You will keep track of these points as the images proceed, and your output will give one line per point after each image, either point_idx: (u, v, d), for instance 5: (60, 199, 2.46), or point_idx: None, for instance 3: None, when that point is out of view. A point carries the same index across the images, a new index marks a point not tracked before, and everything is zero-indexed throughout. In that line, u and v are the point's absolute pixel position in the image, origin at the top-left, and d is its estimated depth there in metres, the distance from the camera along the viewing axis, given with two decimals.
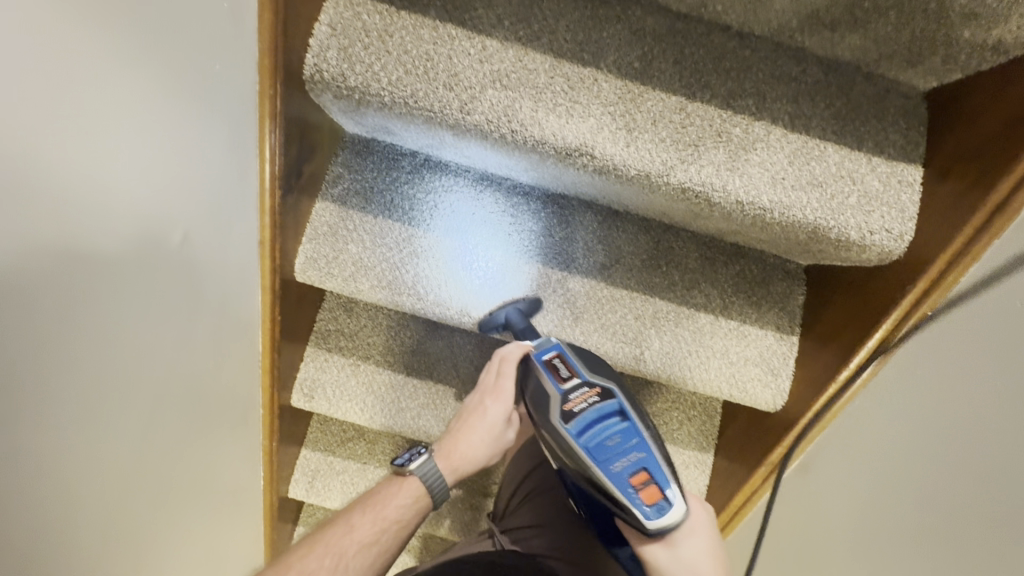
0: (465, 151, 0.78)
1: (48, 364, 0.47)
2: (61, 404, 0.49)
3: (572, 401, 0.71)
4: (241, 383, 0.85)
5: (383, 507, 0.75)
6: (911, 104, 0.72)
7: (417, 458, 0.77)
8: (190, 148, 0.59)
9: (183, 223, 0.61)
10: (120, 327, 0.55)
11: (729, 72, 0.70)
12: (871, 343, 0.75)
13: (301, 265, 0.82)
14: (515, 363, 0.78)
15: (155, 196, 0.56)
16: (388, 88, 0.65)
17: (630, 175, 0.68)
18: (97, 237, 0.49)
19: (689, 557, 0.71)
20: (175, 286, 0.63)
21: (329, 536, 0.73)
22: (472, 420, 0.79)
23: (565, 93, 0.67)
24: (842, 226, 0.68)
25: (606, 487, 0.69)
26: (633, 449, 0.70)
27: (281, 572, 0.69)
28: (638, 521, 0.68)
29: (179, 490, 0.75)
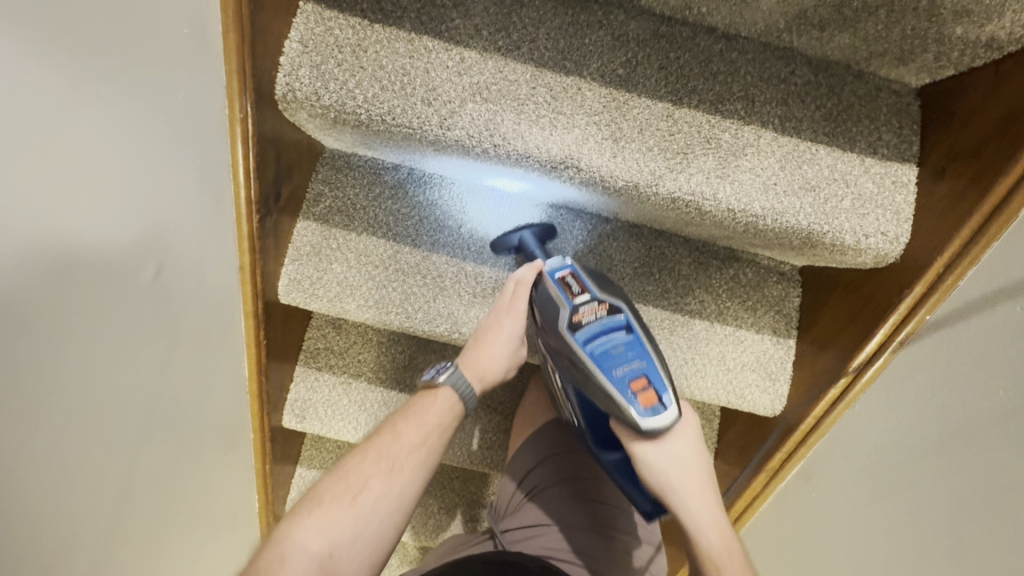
0: (464, 165, 0.76)
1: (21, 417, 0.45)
2: (35, 455, 0.47)
3: (581, 313, 0.65)
4: (229, 408, 0.83)
5: (425, 414, 0.68)
6: (903, 102, 0.70)
7: (444, 372, 0.70)
8: (158, 177, 0.57)
9: (158, 253, 0.58)
10: (95, 368, 0.53)
11: (717, 75, 0.68)
12: (871, 346, 0.74)
13: (285, 287, 0.79)
14: (531, 286, 0.70)
15: (129, 229, 0.54)
16: (365, 105, 0.63)
17: (618, 186, 0.66)
18: (70, 280, 0.47)
19: (679, 457, 0.65)
20: (152, 320, 0.60)
21: (375, 442, 0.66)
22: (489, 336, 0.71)
23: (548, 104, 0.65)
24: (836, 231, 0.67)
25: (607, 397, 0.63)
26: (636, 359, 0.64)
27: (334, 485, 0.63)
28: (631, 424, 0.62)
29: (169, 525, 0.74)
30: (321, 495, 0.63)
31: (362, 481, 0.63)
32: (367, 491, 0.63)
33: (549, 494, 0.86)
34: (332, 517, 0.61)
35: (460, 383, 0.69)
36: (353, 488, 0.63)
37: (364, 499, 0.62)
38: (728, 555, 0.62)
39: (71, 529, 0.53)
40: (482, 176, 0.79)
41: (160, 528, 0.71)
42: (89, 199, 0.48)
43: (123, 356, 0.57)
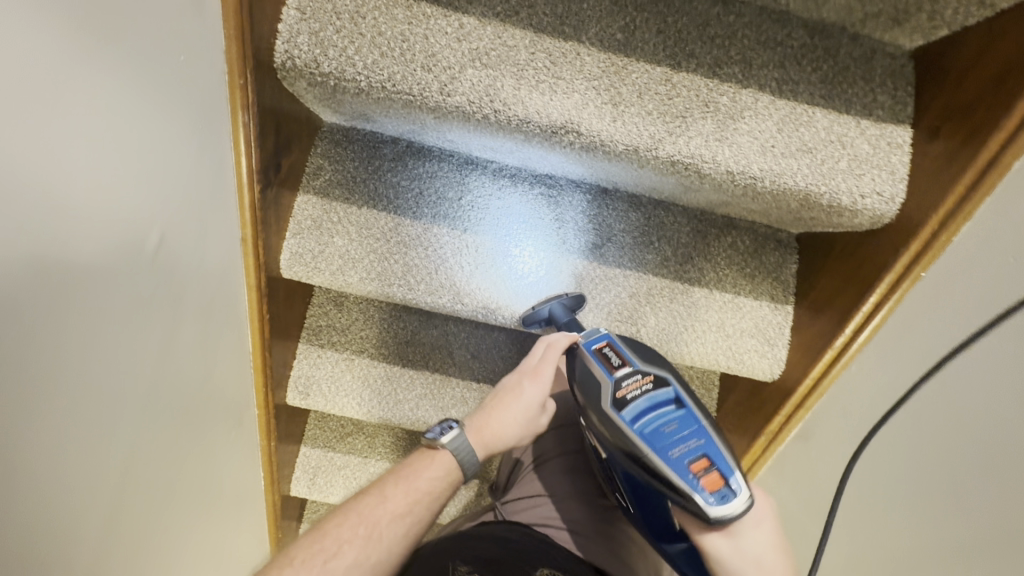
0: (487, 144, 0.76)
1: (37, 377, 0.45)
2: (50, 418, 0.48)
3: (625, 388, 0.66)
4: (234, 385, 0.83)
5: (415, 479, 0.68)
6: (898, 64, 0.71)
7: (449, 432, 0.70)
8: (162, 144, 0.57)
9: (160, 221, 0.58)
10: (109, 333, 0.54)
11: (715, 39, 0.68)
12: (866, 307, 0.75)
13: (288, 261, 0.80)
14: (561, 351, 0.72)
15: (131, 195, 0.54)
16: (364, 72, 0.63)
17: (618, 150, 0.66)
18: (74, 242, 0.47)
19: (753, 550, 0.61)
20: (159, 289, 0.61)
21: (358, 506, 0.65)
22: (507, 399, 0.73)
23: (548, 69, 0.65)
24: (834, 191, 0.67)
25: (667, 481, 0.61)
26: (692, 437, 0.63)
27: (306, 550, 0.61)
28: (697, 512, 0.60)
29: (178, 497, 0.74)
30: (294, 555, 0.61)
31: (339, 546, 0.62)
32: (340, 558, 0.61)
33: (553, 466, 0.87)
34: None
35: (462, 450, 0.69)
36: (329, 551, 0.61)
37: (337, 564, 0.61)
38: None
39: (83, 494, 0.54)
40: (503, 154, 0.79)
41: (169, 500, 0.72)
42: (92, 162, 0.48)
43: (130, 324, 0.57)
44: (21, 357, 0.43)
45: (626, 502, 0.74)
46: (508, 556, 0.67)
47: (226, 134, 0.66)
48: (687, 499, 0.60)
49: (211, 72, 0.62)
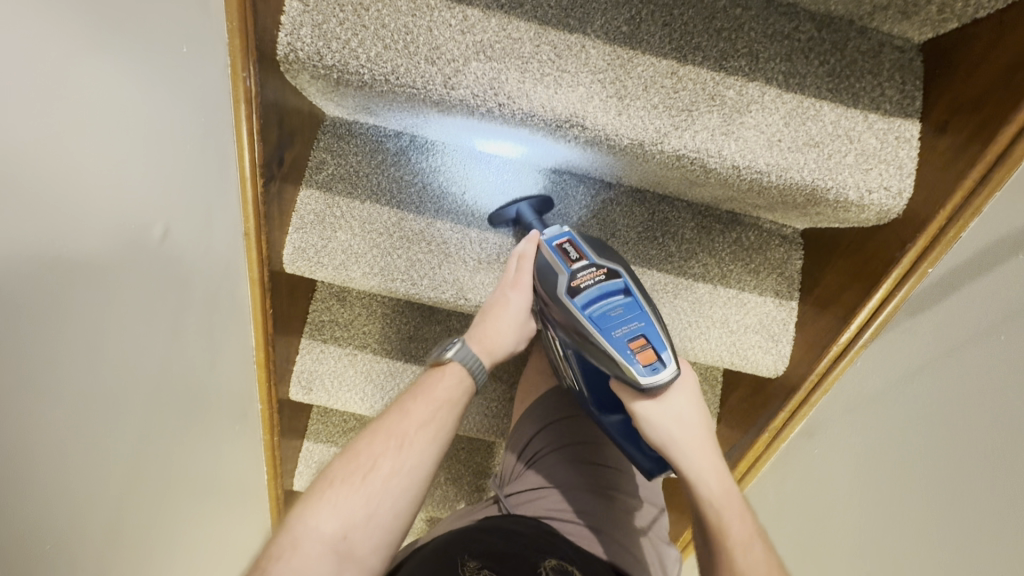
0: (453, 128, 0.75)
1: (45, 371, 0.45)
2: (58, 411, 0.48)
3: (580, 278, 0.66)
4: (238, 379, 0.84)
5: (433, 390, 0.67)
6: (906, 58, 0.70)
7: (451, 347, 0.69)
8: (167, 136, 0.57)
9: (164, 214, 0.58)
10: (115, 326, 0.54)
11: (721, 32, 0.67)
12: (872, 302, 0.74)
13: (291, 256, 0.79)
14: (533, 260, 0.71)
15: (136, 187, 0.53)
16: (367, 65, 0.62)
17: (623, 144, 0.66)
18: (79, 237, 0.47)
19: (678, 414, 0.66)
20: (165, 282, 0.61)
21: (385, 422, 0.64)
22: (495, 309, 0.71)
23: (553, 62, 0.65)
24: (841, 186, 0.67)
25: (608, 356, 0.63)
26: (635, 319, 0.64)
27: (342, 468, 0.61)
28: (631, 383, 0.63)
29: (184, 490, 0.74)
30: (332, 476, 0.60)
31: (374, 460, 0.61)
32: (378, 470, 0.60)
33: (555, 457, 0.86)
34: (344, 500, 0.58)
35: (467, 360, 0.69)
36: (365, 467, 0.60)
37: (376, 479, 0.60)
38: (730, 501, 0.63)
39: (89, 487, 0.54)
40: (473, 138, 0.78)
41: (175, 494, 0.72)
42: (98, 156, 0.48)
43: (133, 318, 0.56)
44: (27, 351, 0.43)
45: (566, 377, 0.77)
46: (511, 548, 0.67)
47: (229, 126, 0.66)
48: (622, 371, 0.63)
49: (214, 64, 0.61)
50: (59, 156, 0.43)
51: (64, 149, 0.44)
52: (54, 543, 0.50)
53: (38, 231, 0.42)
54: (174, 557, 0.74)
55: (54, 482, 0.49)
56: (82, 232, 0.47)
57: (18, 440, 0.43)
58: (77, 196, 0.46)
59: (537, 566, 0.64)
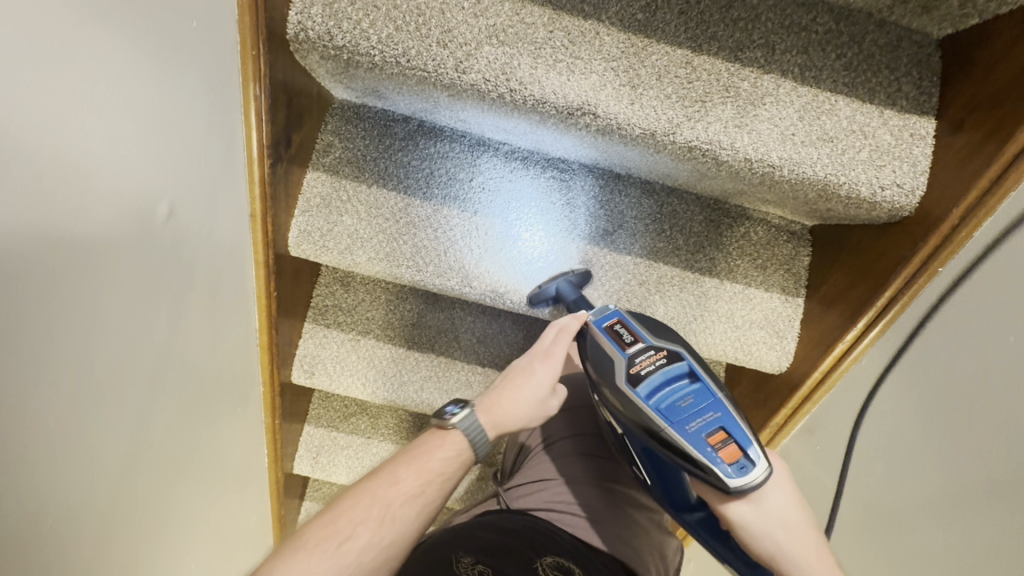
0: (464, 117, 0.75)
1: (46, 343, 0.45)
2: (60, 384, 0.48)
3: (638, 364, 0.65)
4: (240, 361, 0.83)
5: (427, 459, 0.66)
6: (925, 53, 0.69)
7: (460, 412, 0.68)
8: (174, 113, 0.56)
9: (169, 192, 0.58)
10: (117, 303, 0.53)
11: (738, 22, 0.66)
12: (881, 302, 0.74)
13: (296, 239, 0.79)
14: (574, 335, 0.70)
15: (141, 165, 0.53)
16: (378, 46, 0.61)
17: (634, 134, 0.65)
18: (82, 212, 0.46)
19: (780, 516, 0.58)
20: (168, 261, 0.60)
21: (371, 487, 0.64)
22: (518, 379, 0.71)
23: (566, 48, 0.64)
24: (853, 182, 0.66)
25: (686, 455, 0.60)
26: (708, 410, 0.62)
27: (320, 533, 0.60)
28: (717, 484, 0.59)
29: (182, 470, 0.75)
30: (309, 541, 0.59)
31: (352, 527, 0.61)
32: (354, 540, 0.60)
33: (557, 449, 0.87)
34: (316, 565, 0.57)
35: (473, 430, 0.67)
36: (343, 534, 0.60)
37: (351, 547, 0.60)
38: None
39: (88, 464, 0.54)
40: (482, 128, 0.78)
41: (174, 473, 0.72)
42: (102, 130, 0.47)
43: (135, 297, 0.56)
44: (28, 324, 0.43)
45: (640, 474, 0.74)
46: (508, 542, 0.68)
47: (237, 105, 0.65)
48: (704, 470, 0.59)
49: (223, 41, 0.60)
50: (65, 128, 0.43)
51: (69, 122, 0.43)
52: (52, 517, 0.50)
53: (41, 203, 0.42)
54: (172, 536, 0.74)
55: (51, 457, 0.48)
56: (84, 206, 0.47)
57: (17, 413, 0.43)
58: (82, 170, 0.46)
59: (534, 563, 0.65)
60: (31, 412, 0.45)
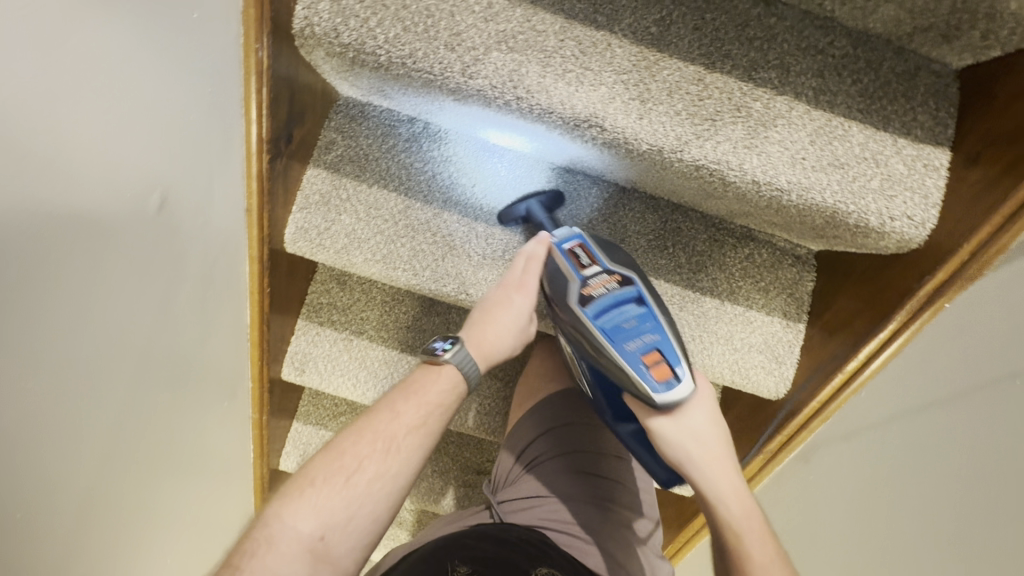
0: (463, 117, 0.73)
1: (29, 337, 0.44)
2: (42, 379, 0.46)
3: (591, 286, 0.64)
4: (229, 356, 0.82)
5: (424, 393, 0.64)
6: (943, 83, 0.67)
7: (451, 347, 0.66)
8: (170, 104, 0.55)
9: (161, 182, 0.57)
10: (103, 297, 0.52)
11: (753, 41, 0.65)
12: (883, 333, 0.72)
13: (292, 236, 0.78)
14: (542, 262, 0.67)
15: (136, 154, 0.52)
16: (385, 46, 0.60)
17: (641, 149, 0.64)
18: (73, 203, 0.45)
19: (696, 431, 0.64)
20: (159, 254, 0.59)
21: (372, 422, 0.62)
22: (497, 310, 0.67)
23: (576, 58, 0.62)
24: (862, 211, 0.65)
25: (621, 372, 0.61)
26: (649, 331, 0.62)
27: (329, 467, 0.60)
28: (644, 399, 0.61)
29: (165, 466, 0.73)
30: (317, 475, 0.59)
31: (356, 459, 0.60)
32: (361, 472, 0.60)
33: (552, 466, 0.83)
34: (328, 498, 0.58)
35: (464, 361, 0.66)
36: (348, 469, 0.59)
37: (357, 481, 0.59)
38: (746, 518, 0.62)
39: (65, 459, 0.52)
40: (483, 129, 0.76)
41: (156, 467, 0.71)
42: (97, 119, 0.46)
43: (124, 289, 0.55)
44: (10, 319, 0.42)
45: (581, 383, 0.74)
46: (504, 553, 0.70)
47: (237, 96, 0.64)
48: (636, 385, 0.61)
49: (224, 32, 0.59)
50: (55, 117, 0.42)
51: (63, 109, 0.42)
52: (26, 514, 0.48)
53: (32, 191, 0.41)
54: (152, 529, 0.73)
55: (29, 452, 0.47)
56: (75, 197, 0.45)
57: None
58: (77, 159, 0.45)
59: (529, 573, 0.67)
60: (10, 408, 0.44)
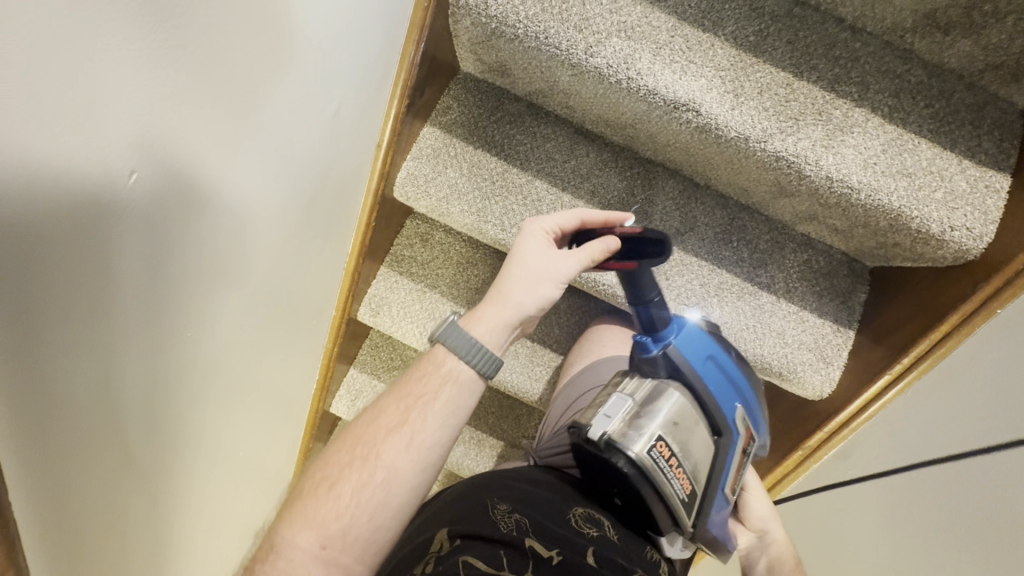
0: (582, 79, 0.75)
1: (204, 173, 0.54)
2: (203, 216, 0.56)
3: None
4: (327, 279, 0.92)
5: (415, 392, 0.66)
6: (1010, 119, 0.74)
7: (445, 330, 0.68)
8: (335, 29, 0.67)
9: (336, 97, 0.73)
10: (251, 167, 0.62)
11: (838, 59, 0.74)
12: (930, 340, 0.78)
13: (402, 180, 0.89)
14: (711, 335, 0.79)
15: (304, 58, 0.64)
16: (524, 21, 0.72)
17: (729, 136, 0.72)
18: (252, 72, 0.57)
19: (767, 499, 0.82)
20: (294, 153, 0.69)
21: (358, 430, 0.65)
22: (495, 294, 0.70)
23: (683, 52, 0.73)
24: (924, 217, 0.71)
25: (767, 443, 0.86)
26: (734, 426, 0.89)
27: (341, 468, 0.62)
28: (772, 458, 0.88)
29: (259, 359, 0.81)
30: (326, 485, 0.61)
31: (375, 467, 0.62)
32: (345, 481, 0.61)
33: None
34: (349, 505, 0.60)
35: (472, 355, 0.66)
36: (332, 477, 0.62)
37: (341, 488, 0.61)
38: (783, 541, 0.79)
39: (205, 302, 0.62)
40: (599, 93, 0.77)
41: (253, 354, 0.79)
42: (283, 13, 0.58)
43: (267, 173, 0.65)
44: (195, 147, 0.51)
45: (729, 488, 0.74)
46: (542, 492, 0.70)
47: (398, 51, 0.81)
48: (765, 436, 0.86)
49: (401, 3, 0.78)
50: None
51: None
52: (177, 331, 0.58)
53: (228, 45, 0.52)
54: (244, 407, 0.82)
55: (187, 277, 0.57)
56: (253, 70, 0.57)
57: (172, 218, 0.51)
58: (261, 39, 0.56)
59: (568, 514, 0.67)
60: (181, 226, 0.53)
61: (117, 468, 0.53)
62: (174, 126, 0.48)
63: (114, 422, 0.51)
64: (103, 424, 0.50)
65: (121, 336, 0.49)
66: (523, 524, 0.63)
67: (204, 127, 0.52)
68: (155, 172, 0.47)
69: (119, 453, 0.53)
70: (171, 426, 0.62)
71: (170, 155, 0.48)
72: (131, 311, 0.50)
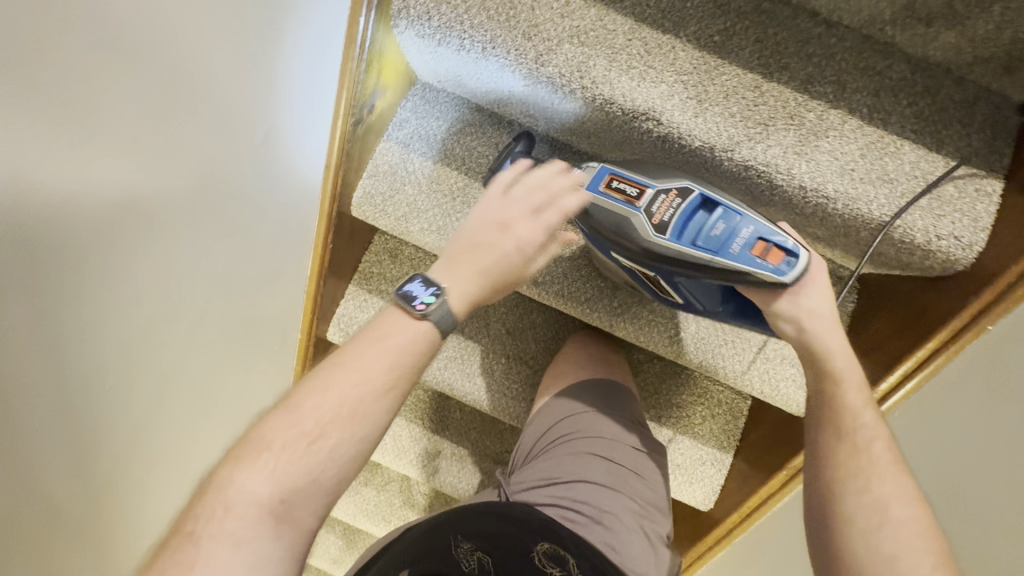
0: (531, 88, 0.71)
1: (124, 227, 0.52)
2: (126, 266, 0.53)
3: (655, 214, 0.63)
4: (285, 302, 0.91)
5: (395, 344, 0.54)
6: (1001, 114, 0.67)
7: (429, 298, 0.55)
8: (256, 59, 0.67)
9: (257, 123, 0.70)
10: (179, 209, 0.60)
11: (811, 57, 0.68)
12: (920, 352, 0.73)
13: (358, 200, 0.85)
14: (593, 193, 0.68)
15: (211, 82, 0.59)
16: (469, 31, 0.68)
17: (693, 146, 0.67)
18: (144, 103, 0.51)
19: (813, 312, 0.61)
20: (226, 183, 0.68)
21: (330, 378, 0.52)
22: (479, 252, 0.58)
23: (641, 57, 0.68)
24: (908, 226, 0.65)
25: (739, 275, 0.59)
26: (744, 224, 0.59)
27: (325, 413, 0.51)
28: (780, 286, 0.58)
29: (219, 393, 0.80)
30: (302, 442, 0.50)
31: (358, 428, 0.51)
32: (325, 440, 0.50)
33: (562, 449, 0.80)
34: (322, 461, 0.50)
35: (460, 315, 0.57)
36: (305, 433, 0.50)
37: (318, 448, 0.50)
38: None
39: (142, 348, 0.59)
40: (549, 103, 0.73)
41: (212, 389, 0.77)
42: (180, 37, 0.53)
43: (197, 207, 0.63)
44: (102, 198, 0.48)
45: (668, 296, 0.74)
46: (506, 527, 0.67)
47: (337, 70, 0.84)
48: (744, 277, 0.58)
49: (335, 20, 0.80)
50: (168, 47, 0.52)
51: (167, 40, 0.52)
52: (96, 393, 0.53)
53: (112, 77, 0.46)
54: (209, 443, 0.80)
55: (99, 335, 0.52)
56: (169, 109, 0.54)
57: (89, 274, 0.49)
58: (156, 66, 0.51)
59: (531, 551, 0.65)
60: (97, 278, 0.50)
61: (39, 541, 0.50)
62: (67, 175, 0.43)
63: (36, 496, 0.48)
64: (18, 502, 0.47)
65: (41, 404, 0.47)
66: (486, 563, 0.63)
67: (107, 170, 0.48)
68: (28, 234, 0.41)
69: (44, 526, 0.50)
70: (108, 482, 0.59)
71: (83, 212, 0.46)
72: (38, 380, 0.46)
